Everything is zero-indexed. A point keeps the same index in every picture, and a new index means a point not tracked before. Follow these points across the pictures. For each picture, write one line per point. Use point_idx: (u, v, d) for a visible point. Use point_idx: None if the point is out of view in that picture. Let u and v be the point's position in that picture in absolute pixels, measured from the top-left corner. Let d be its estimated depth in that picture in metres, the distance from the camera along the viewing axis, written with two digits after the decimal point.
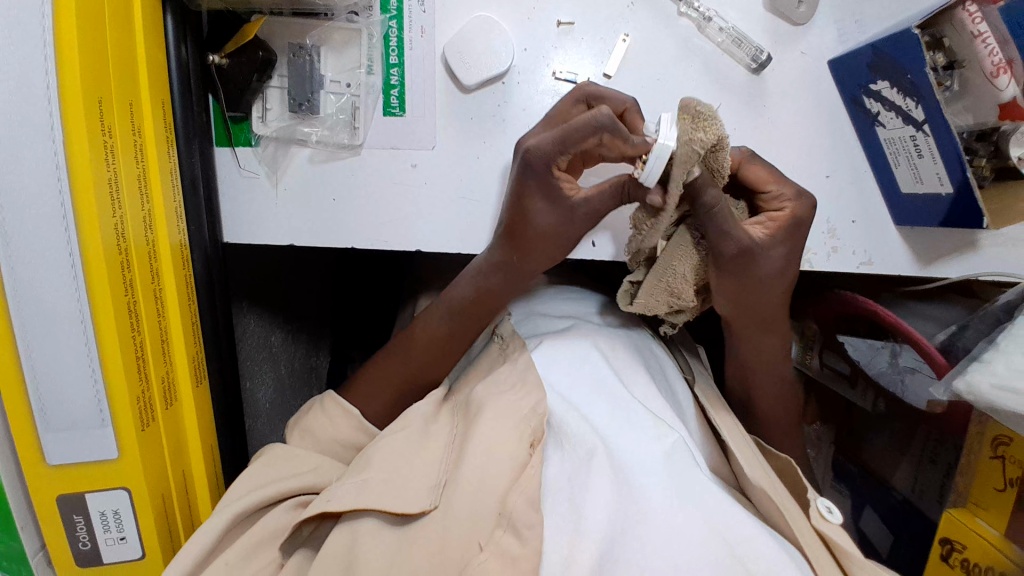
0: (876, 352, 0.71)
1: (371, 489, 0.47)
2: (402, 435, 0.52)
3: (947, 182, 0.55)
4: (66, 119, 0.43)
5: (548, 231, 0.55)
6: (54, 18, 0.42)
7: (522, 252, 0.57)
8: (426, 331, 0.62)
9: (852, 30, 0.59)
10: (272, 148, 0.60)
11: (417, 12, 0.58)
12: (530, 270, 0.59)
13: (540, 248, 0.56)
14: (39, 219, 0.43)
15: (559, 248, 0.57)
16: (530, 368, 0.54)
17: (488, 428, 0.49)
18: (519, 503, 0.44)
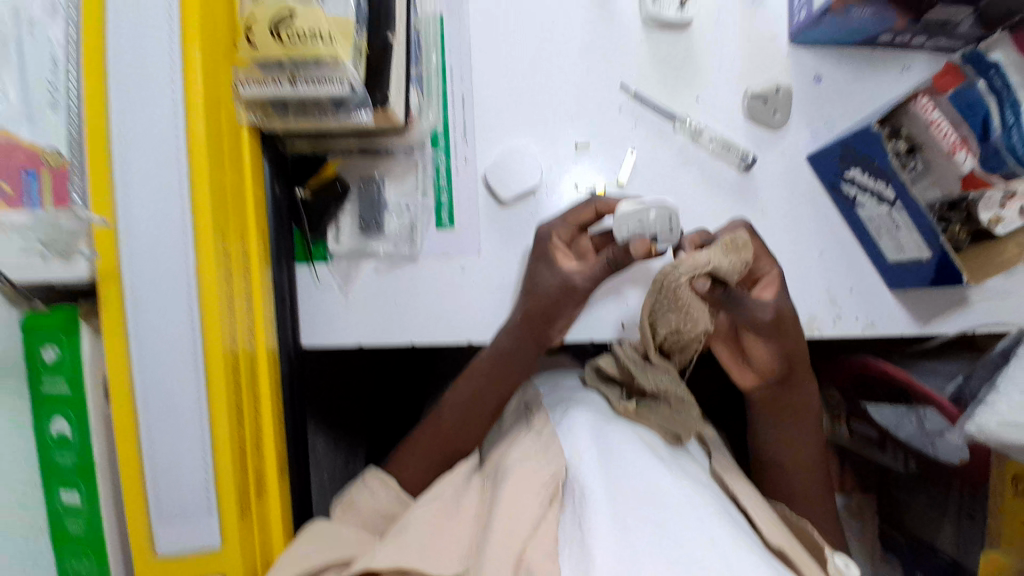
0: (902, 417, 0.75)
1: (409, 554, 0.56)
2: (435, 507, 0.61)
3: (926, 249, 0.63)
4: (198, 240, 0.52)
5: (555, 294, 0.65)
6: (186, 163, 0.51)
7: (530, 312, 0.66)
8: (455, 400, 0.72)
9: (821, 131, 0.71)
10: (344, 262, 0.70)
11: (461, 145, 0.71)
12: (543, 332, 0.67)
13: (545, 307, 0.66)
14: (172, 330, 0.52)
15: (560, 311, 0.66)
16: (553, 438, 0.62)
17: (512, 486, 0.57)
18: (538, 556, 0.51)
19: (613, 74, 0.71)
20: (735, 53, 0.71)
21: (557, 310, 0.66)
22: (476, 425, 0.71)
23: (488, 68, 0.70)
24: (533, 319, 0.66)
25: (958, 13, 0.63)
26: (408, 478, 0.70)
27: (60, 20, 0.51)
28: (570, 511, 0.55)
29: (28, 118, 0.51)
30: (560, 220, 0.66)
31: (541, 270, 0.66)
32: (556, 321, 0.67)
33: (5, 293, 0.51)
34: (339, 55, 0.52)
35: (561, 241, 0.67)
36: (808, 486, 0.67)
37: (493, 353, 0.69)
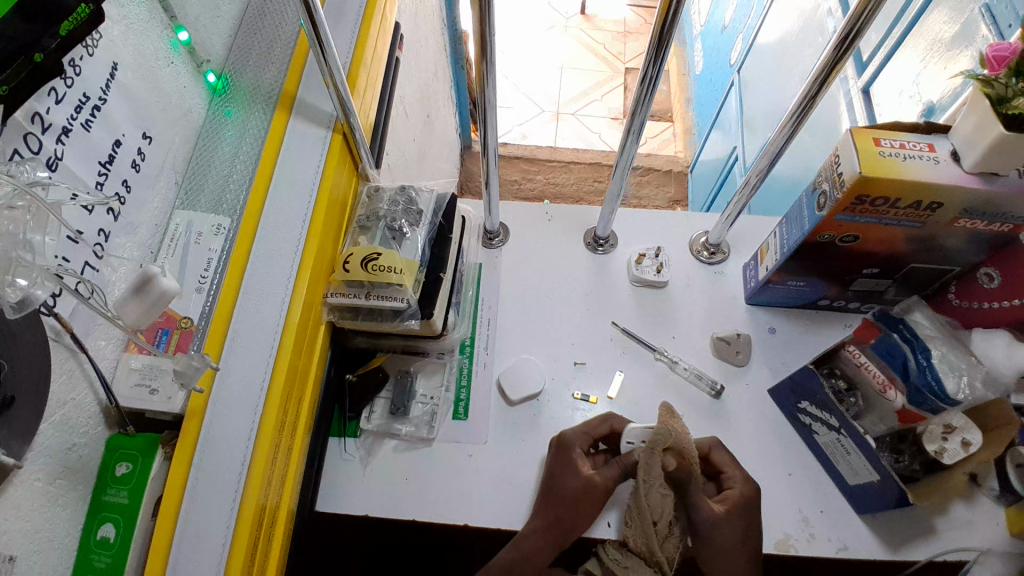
0: None
1: None
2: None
3: (874, 471, 0.71)
4: (266, 407, 0.67)
5: (577, 495, 0.73)
6: (279, 341, 0.69)
7: (555, 518, 0.72)
8: None
9: (779, 369, 0.86)
10: (370, 438, 0.82)
11: (482, 354, 0.88)
12: (566, 538, 0.72)
13: (564, 511, 0.72)
14: (226, 468, 0.63)
15: (585, 515, 0.72)
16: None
17: None
18: None
19: (608, 314, 0.91)
20: (703, 305, 0.91)
21: (582, 515, 0.72)
22: None
23: (512, 301, 0.92)
24: (563, 522, 0.72)
25: (878, 284, 0.84)
26: None
27: (221, 238, 0.70)
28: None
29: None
30: (585, 432, 0.77)
31: (561, 471, 0.75)
32: (579, 525, 0.72)
33: (106, 414, 0.64)
34: (404, 281, 0.75)
35: (582, 451, 0.76)
36: None
37: (517, 553, 0.72)
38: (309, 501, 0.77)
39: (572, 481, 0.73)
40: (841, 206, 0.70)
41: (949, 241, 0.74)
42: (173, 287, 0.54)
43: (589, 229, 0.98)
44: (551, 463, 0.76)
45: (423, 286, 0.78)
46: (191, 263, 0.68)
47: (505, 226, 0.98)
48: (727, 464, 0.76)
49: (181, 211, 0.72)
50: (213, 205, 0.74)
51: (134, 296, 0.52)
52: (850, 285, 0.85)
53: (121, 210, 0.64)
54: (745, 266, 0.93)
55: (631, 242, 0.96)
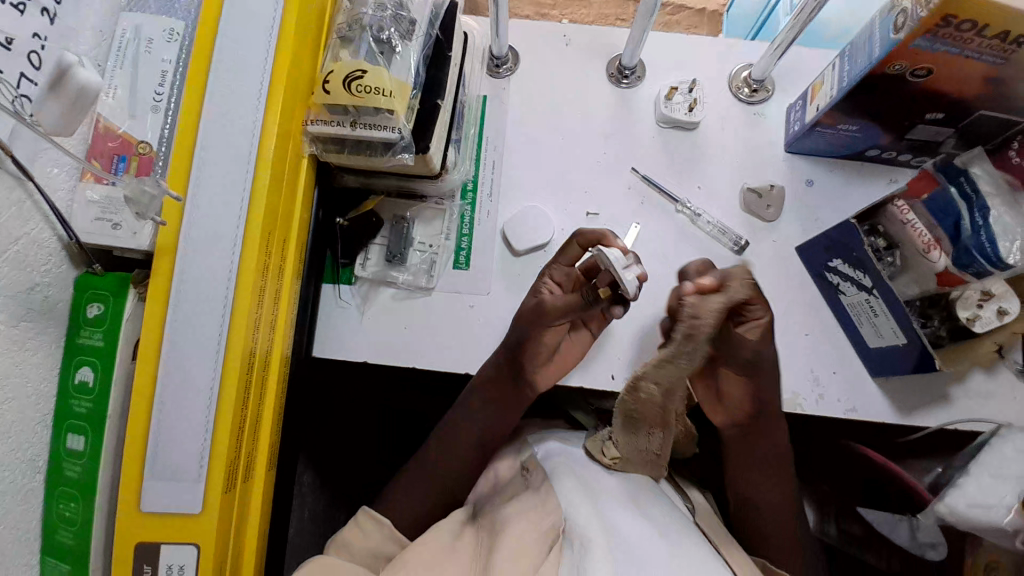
0: (895, 523, 0.77)
1: None
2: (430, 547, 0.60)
3: (900, 334, 0.67)
4: (244, 244, 0.59)
5: (531, 316, 0.72)
6: (254, 171, 0.60)
7: (512, 344, 0.73)
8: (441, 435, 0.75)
9: (811, 226, 0.78)
10: (366, 285, 0.77)
11: (486, 201, 0.80)
12: (524, 365, 0.73)
13: (523, 333, 0.72)
14: (206, 310, 0.58)
15: (536, 340, 0.72)
16: (551, 490, 0.61)
17: (508, 537, 0.57)
18: None
19: (627, 160, 0.81)
20: (735, 152, 0.81)
21: (536, 340, 0.72)
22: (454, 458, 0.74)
23: (520, 142, 0.82)
24: (515, 347, 0.72)
25: (934, 133, 0.72)
26: (400, 515, 0.69)
27: (175, 46, 0.61)
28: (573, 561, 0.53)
29: (130, 112, 0.59)
30: (556, 259, 0.75)
31: (529, 299, 0.74)
32: (531, 348, 0.72)
33: (70, 252, 0.58)
34: (394, 108, 0.64)
35: (554, 281, 0.74)
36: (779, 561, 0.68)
37: (480, 380, 0.74)
38: (303, 348, 0.74)
39: (529, 303, 0.74)
40: (923, 28, 0.57)
41: (1020, 94, 0.62)
42: (93, 82, 0.47)
43: (613, 57, 0.84)
44: (529, 295, 0.75)
45: (417, 116, 0.67)
46: (143, 78, 0.60)
47: (515, 51, 0.84)
48: (758, 297, 0.64)
49: (127, 13, 0.61)
50: (161, 4, 0.62)
51: (53, 92, 0.46)
52: (908, 134, 0.73)
53: (56, 12, 0.53)
54: (791, 106, 0.81)
55: (660, 76, 0.83)
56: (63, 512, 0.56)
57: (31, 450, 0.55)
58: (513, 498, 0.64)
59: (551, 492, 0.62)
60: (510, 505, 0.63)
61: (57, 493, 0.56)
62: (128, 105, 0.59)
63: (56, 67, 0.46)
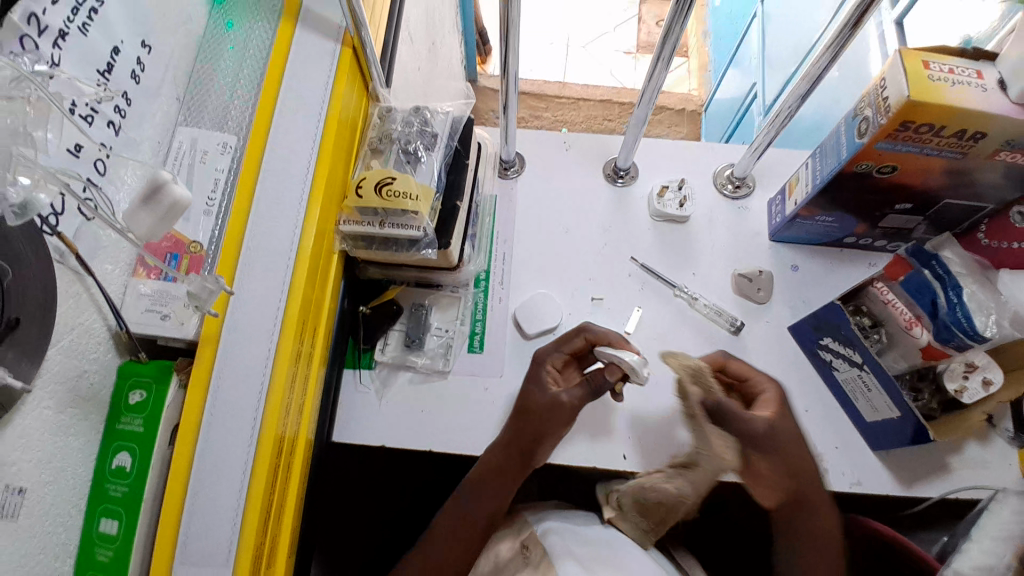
0: None
1: None
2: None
3: (894, 407, 0.71)
4: (282, 331, 0.64)
5: (546, 409, 0.74)
6: (293, 268, 0.66)
7: (523, 429, 0.74)
8: (447, 519, 0.74)
9: (800, 307, 0.85)
10: (385, 370, 0.81)
11: (497, 289, 0.86)
12: (530, 451, 0.74)
13: (536, 424, 0.74)
14: (244, 394, 0.62)
15: (549, 425, 0.74)
16: (549, 568, 0.69)
17: None
18: None
19: (626, 249, 0.88)
20: (724, 241, 0.88)
21: (546, 425, 0.74)
22: (466, 544, 0.72)
23: (528, 234, 0.89)
24: (527, 431, 0.74)
25: (908, 221, 0.80)
26: None
27: (228, 158, 0.69)
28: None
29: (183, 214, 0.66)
30: (553, 348, 0.78)
31: (533, 384, 0.76)
32: (546, 435, 0.74)
33: (118, 341, 0.63)
34: (420, 210, 0.72)
35: (554, 367, 0.78)
36: None
37: (485, 464, 0.75)
38: (325, 432, 0.77)
39: (541, 391, 0.75)
40: (884, 133, 0.66)
41: (983, 181, 0.70)
42: (184, 194, 0.48)
43: (609, 159, 0.94)
44: (528, 379, 0.77)
45: (440, 214, 0.75)
46: (197, 184, 0.68)
47: (521, 156, 0.94)
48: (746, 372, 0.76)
49: (184, 127, 0.70)
50: (216, 122, 0.72)
51: (144, 205, 0.48)
52: (879, 223, 0.82)
53: (121, 124, 0.61)
54: (771, 201, 0.90)
55: (651, 175, 0.92)
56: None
57: (65, 535, 0.57)
58: None
59: (549, 570, 0.70)
60: None
61: None
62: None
63: (151, 183, 0.47)
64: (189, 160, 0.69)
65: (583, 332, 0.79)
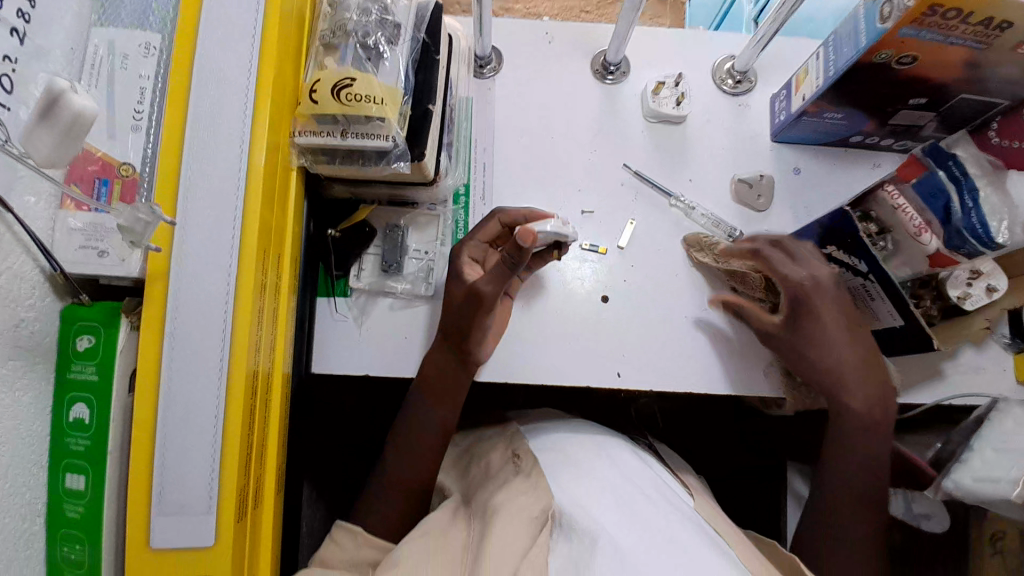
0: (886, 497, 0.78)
1: None
2: (425, 537, 0.65)
3: (898, 316, 0.69)
4: (241, 261, 0.57)
5: (461, 302, 0.70)
6: (245, 186, 0.58)
7: (448, 330, 0.71)
8: (407, 427, 0.74)
9: (802, 213, 0.80)
10: (362, 297, 0.75)
11: (478, 204, 0.79)
12: (463, 351, 0.71)
13: (458, 322, 0.69)
14: (205, 335, 0.56)
15: (472, 322, 0.69)
16: (540, 479, 0.68)
17: (501, 530, 0.61)
18: None
19: (618, 156, 0.81)
20: (723, 143, 0.81)
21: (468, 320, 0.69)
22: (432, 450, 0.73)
23: (509, 142, 0.81)
24: (449, 329, 0.70)
25: (918, 117, 0.73)
26: (387, 510, 0.70)
27: (153, 61, 0.59)
28: (568, 546, 0.59)
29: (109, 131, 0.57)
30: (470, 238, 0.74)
31: (454, 283, 0.72)
32: (469, 332, 0.70)
33: (54, 283, 0.55)
34: (386, 115, 0.62)
35: (473, 258, 0.74)
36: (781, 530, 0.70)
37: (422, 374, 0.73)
38: (302, 364, 0.73)
39: (458, 288, 0.71)
40: (910, 17, 0.58)
41: (997, 77, 0.64)
42: (89, 108, 0.43)
43: (597, 53, 0.83)
44: (450, 279, 0.73)
45: (409, 121, 0.65)
46: (121, 96, 0.57)
47: (498, 50, 0.83)
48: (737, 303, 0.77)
49: (97, 27, 0.58)
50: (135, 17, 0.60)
51: (42, 120, 0.42)
52: (890, 119, 0.74)
53: (28, 31, 0.49)
54: (775, 96, 0.82)
55: (645, 70, 0.83)
56: (69, 556, 0.54)
57: (30, 495, 0.52)
58: (505, 485, 0.69)
59: (540, 479, 0.68)
60: (503, 492, 0.68)
61: (58, 537, 0.54)
62: (108, 125, 0.57)
63: (44, 92, 0.41)
64: (108, 66, 0.58)
65: (498, 217, 0.74)
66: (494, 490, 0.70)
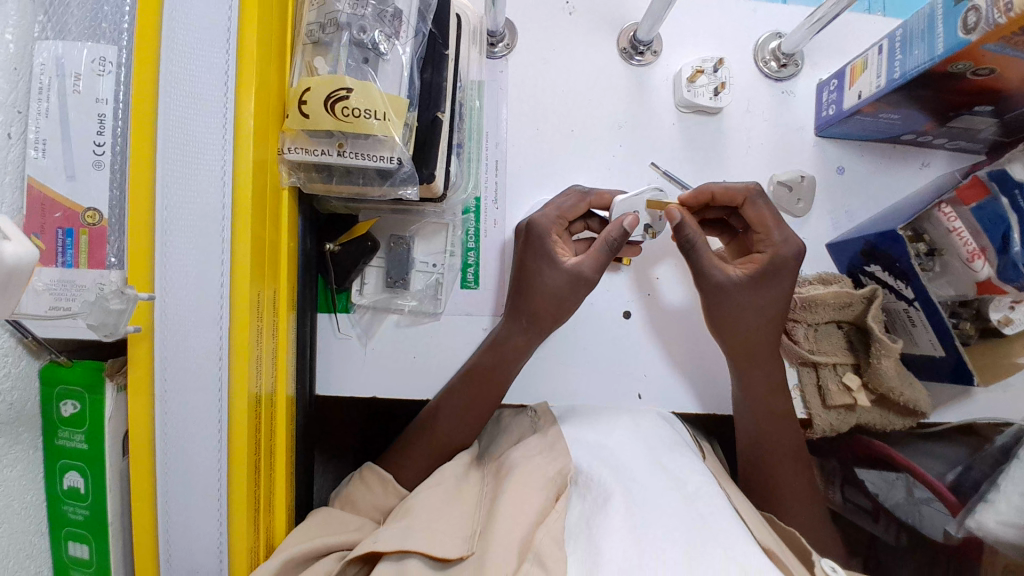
0: (892, 485, 0.78)
1: (415, 533, 0.53)
2: (438, 491, 0.60)
3: (939, 347, 0.66)
4: (234, 311, 0.52)
5: (566, 286, 0.65)
6: (231, 232, 0.51)
7: (541, 310, 0.66)
8: (445, 417, 0.67)
9: (842, 218, 0.74)
10: (368, 314, 0.71)
11: (491, 208, 0.72)
12: (551, 325, 0.67)
13: (535, 302, 0.66)
14: (200, 396, 0.51)
15: (570, 300, 0.66)
16: (557, 438, 0.63)
17: (518, 485, 0.56)
18: (546, 542, 0.50)
19: (646, 152, 0.72)
20: (762, 139, 0.73)
21: (568, 299, 0.66)
22: (466, 425, 0.68)
23: (524, 133, 0.71)
24: (544, 303, 0.66)
25: (978, 123, 0.65)
26: (400, 471, 0.67)
27: (110, 78, 0.52)
28: (583, 504, 0.56)
29: (68, 173, 0.51)
30: (558, 213, 0.66)
31: (547, 263, 0.65)
32: (566, 312, 0.67)
33: (27, 348, 0.51)
34: (390, 131, 0.53)
35: (557, 236, 0.67)
36: (789, 516, 0.65)
37: (491, 343, 0.68)
38: (308, 388, 0.68)
39: (554, 271, 0.65)
40: (998, 34, 0.49)
41: None
42: (26, 254, 0.34)
43: (626, 27, 0.72)
44: (527, 251, 0.66)
45: (415, 134, 0.57)
46: (77, 131, 0.51)
47: (511, 23, 0.71)
48: (761, 221, 0.66)
49: (43, 42, 0.51)
50: (88, 29, 0.52)
51: None
52: (950, 122, 0.66)
53: None
54: (824, 83, 0.72)
55: (678, 50, 0.72)
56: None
57: (35, 566, 0.52)
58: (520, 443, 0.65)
59: (557, 439, 0.64)
60: (517, 450, 0.64)
61: None
62: (66, 164, 0.51)
63: None
64: (58, 90, 0.51)
65: (587, 196, 0.68)
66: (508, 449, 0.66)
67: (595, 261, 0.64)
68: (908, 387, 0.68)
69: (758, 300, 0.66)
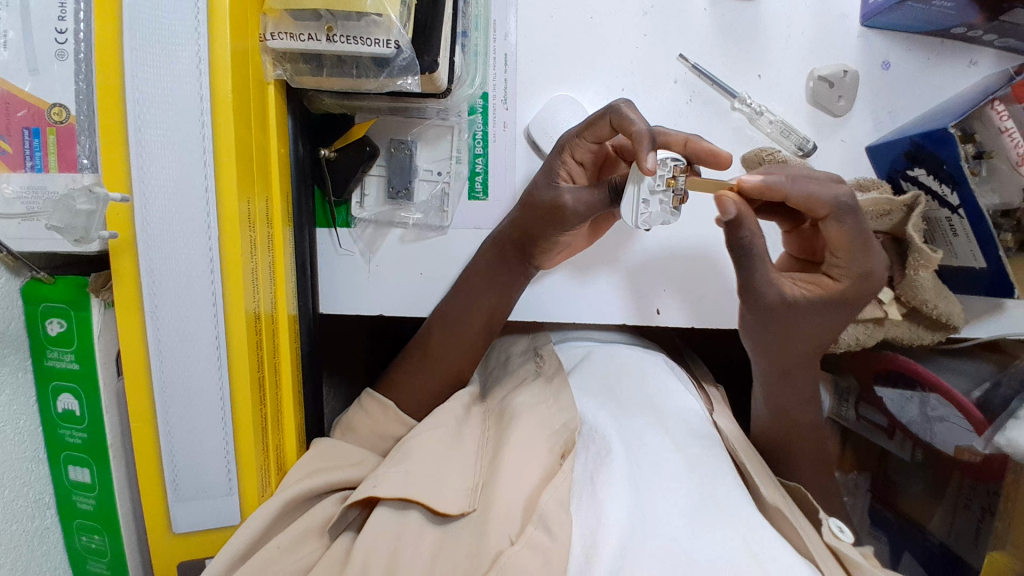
0: (907, 402, 0.75)
1: (416, 481, 0.52)
2: (439, 434, 0.57)
3: (981, 259, 0.63)
4: (221, 219, 0.47)
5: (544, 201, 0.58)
6: (212, 127, 0.46)
7: (521, 219, 0.60)
8: (435, 339, 0.65)
9: (885, 119, 0.67)
10: (371, 229, 0.67)
11: (500, 109, 0.65)
12: (528, 251, 0.62)
13: (531, 220, 0.59)
14: (193, 310, 0.47)
15: (540, 224, 0.59)
16: (562, 387, 0.61)
17: (522, 438, 0.55)
18: (551, 504, 0.48)
19: (671, 44, 0.64)
20: (804, 28, 0.65)
21: (540, 223, 0.59)
22: (471, 346, 0.65)
23: (534, 25, 0.64)
24: (515, 224, 0.61)
25: None
26: (404, 399, 0.65)
27: None
28: (587, 458, 0.53)
29: (30, 67, 0.45)
30: (575, 135, 0.57)
31: (542, 177, 0.59)
32: (535, 237, 0.60)
33: (5, 264, 0.47)
34: (384, 9, 0.46)
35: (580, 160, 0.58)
36: (804, 440, 0.63)
37: (475, 263, 0.64)
38: (311, 306, 0.65)
39: (543, 186, 0.59)
40: None
41: None
42: None
43: None
44: (540, 173, 0.60)
45: (411, 12, 0.50)
46: (37, 15, 0.45)
47: None
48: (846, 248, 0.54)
49: None
50: None
51: None
52: (1004, 14, 0.59)
53: None
54: None
55: None
56: (89, 545, 0.53)
57: (33, 493, 0.50)
58: (524, 388, 0.63)
59: (563, 389, 0.61)
60: (521, 395, 0.61)
61: (73, 524, 0.53)
62: (27, 56, 0.45)
63: None
64: None
65: (609, 115, 0.54)
66: (510, 394, 0.64)
67: (585, 199, 0.56)
68: (941, 300, 0.65)
69: (813, 329, 0.58)
